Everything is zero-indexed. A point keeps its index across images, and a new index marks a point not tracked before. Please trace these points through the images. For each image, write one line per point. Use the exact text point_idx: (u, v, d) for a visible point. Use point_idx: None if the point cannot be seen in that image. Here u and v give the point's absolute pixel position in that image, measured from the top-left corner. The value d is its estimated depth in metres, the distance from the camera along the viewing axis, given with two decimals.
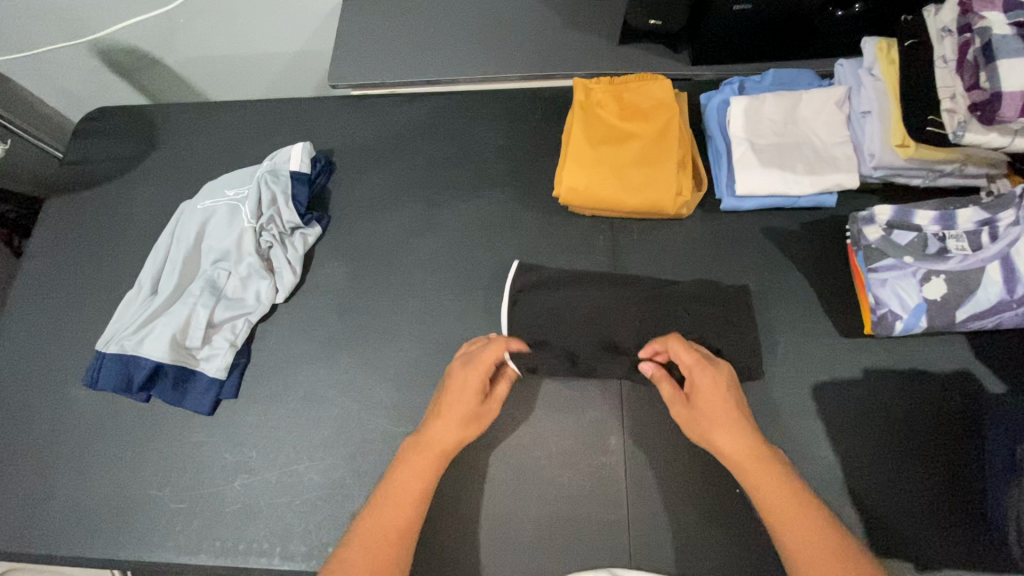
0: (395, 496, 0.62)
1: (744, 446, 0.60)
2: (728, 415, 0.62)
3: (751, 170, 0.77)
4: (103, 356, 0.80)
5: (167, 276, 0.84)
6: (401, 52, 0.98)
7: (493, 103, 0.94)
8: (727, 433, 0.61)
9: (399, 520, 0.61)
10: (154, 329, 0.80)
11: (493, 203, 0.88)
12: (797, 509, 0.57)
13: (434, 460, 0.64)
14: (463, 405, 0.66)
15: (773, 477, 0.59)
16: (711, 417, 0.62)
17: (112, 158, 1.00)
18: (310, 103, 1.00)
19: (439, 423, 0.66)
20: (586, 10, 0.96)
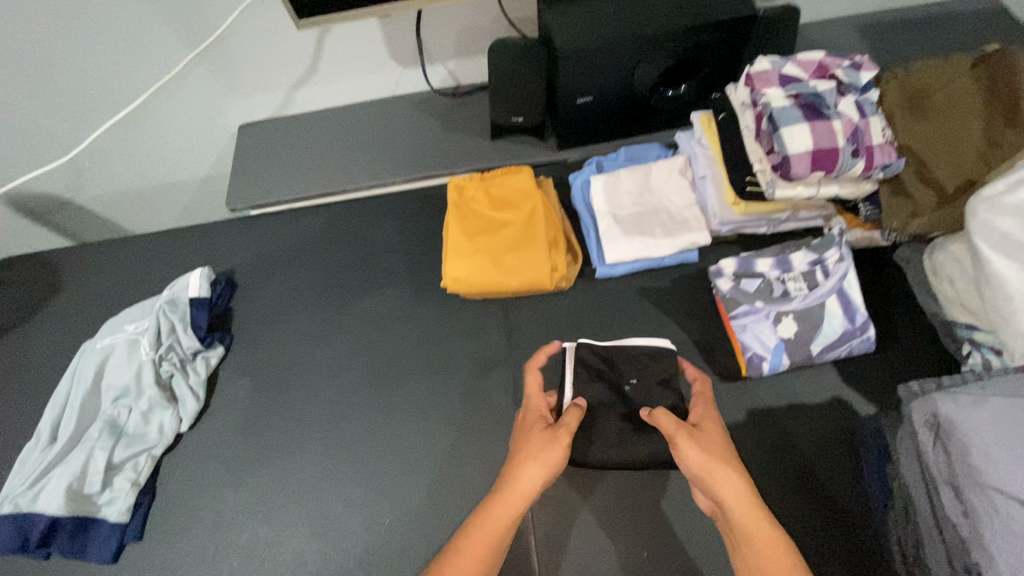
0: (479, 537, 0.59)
1: (746, 500, 0.59)
2: (735, 456, 0.62)
3: (616, 240, 0.84)
4: None
5: (65, 423, 0.83)
6: (294, 169, 1.04)
7: (385, 207, 1.01)
8: (731, 469, 0.60)
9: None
10: (51, 482, 0.78)
11: (390, 299, 0.92)
12: (781, 563, 0.56)
13: (519, 502, 0.61)
14: (542, 435, 0.65)
15: (773, 542, 0.57)
16: (718, 452, 0.62)
17: (13, 309, 1.00)
18: (211, 228, 1.04)
19: (523, 465, 0.62)
20: (459, 114, 1.05)
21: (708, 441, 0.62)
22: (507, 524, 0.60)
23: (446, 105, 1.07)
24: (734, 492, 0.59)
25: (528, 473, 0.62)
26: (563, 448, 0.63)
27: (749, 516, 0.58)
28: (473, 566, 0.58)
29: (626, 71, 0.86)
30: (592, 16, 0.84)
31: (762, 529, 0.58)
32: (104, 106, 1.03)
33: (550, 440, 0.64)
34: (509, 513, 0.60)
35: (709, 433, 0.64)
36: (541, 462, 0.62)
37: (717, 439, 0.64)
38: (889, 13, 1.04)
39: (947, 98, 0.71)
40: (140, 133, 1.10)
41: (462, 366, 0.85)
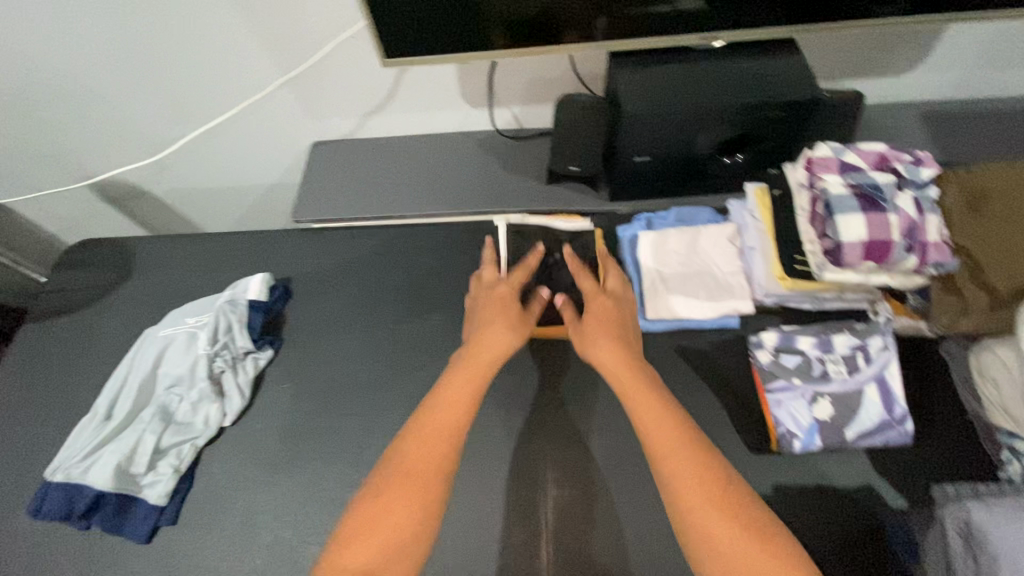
0: (448, 402, 0.72)
1: (620, 356, 0.74)
2: (615, 324, 0.78)
3: (659, 297, 0.88)
4: (49, 485, 0.83)
5: (122, 403, 0.90)
6: (358, 190, 1.11)
7: (438, 235, 1.05)
8: (608, 335, 0.76)
9: (434, 440, 0.69)
10: (103, 456, 0.84)
11: (433, 325, 0.96)
12: (653, 408, 0.68)
13: (482, 369, 0.76)
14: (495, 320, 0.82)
15: (647, 390, 0.70)
16: (597, 332, 0.78)
17: (88, 288, 1.08)
18: (274, 234, 1.10)
19: (481, 341, 0.79)
20: (519, 154, 1.10)
21: (595, 319, 0.79)
22: (470, 390, 0.73)
23: (508, 144, 1.12)
24: (607, 350, 0.75)
25: (485, 346, 0.78)
26: (508, 326, 0.81)
27: (623, 368, 0.73)
28: (447, 424, 0.70)
29: (686, 138, 0.89)
30: (659, 83, 0.88)
31: (638, 382, 0.71)
32: (195, 113, 1.12)
33: (489, 321, 0.82)
34: (466, 392, 0.73)
35: (591, 324, 0.79)
36: (489, 338, 0.79)
37: (603, 312, 0.80)
38: (957, 104, 1.04)
39: (1005, 205, 0.72)
40: (222, 140, 1.19)
41: (494, 401, 0.87)
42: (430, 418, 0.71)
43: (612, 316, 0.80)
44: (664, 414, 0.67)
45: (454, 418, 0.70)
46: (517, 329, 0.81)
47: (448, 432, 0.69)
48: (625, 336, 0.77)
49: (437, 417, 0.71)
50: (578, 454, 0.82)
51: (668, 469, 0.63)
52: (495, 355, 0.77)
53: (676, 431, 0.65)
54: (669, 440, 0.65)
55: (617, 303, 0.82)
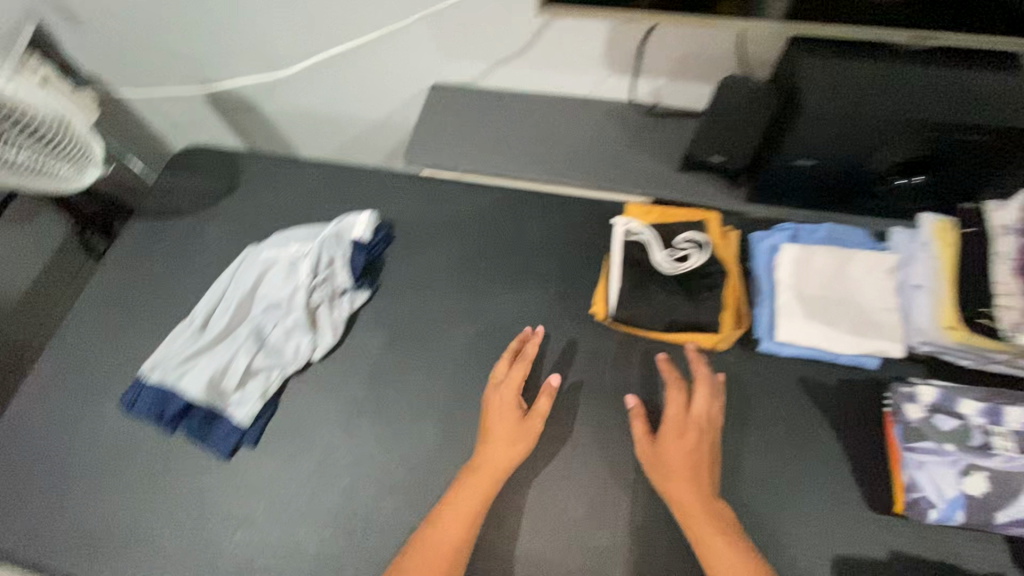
0: (466, 508, 0.71)
1: (692, 501, 0.69)
2: (687, 463, 0.71)
3: (795, 320, 0.78)
4: (145, 383, 0.85)
5: (219, 317, 0.90)
6: (475, 142, 1.05)
7: (552, 204, 0.99)
8: (674, 480, 0.71)
9: (444, 548, 0.69)
10: (198, 366, 0.85)
11: (535, 299, 0.91)
12: (727, 562, 0.65)
13: (490, 480, 0.73)
14: (508, 427, 0.76)
15: (716, 539, 0.66)
16: (673, 465, 0.71)
17: (195, 193, 1.08)
18: (382, 173, 1.06)
19: (488, 448, 0.75)
20: (653, 132, 1.01)
21: (665, 456, 0.72)
22: (475, 502, 0.71)
23: (642, 121, 1.03)
24: (677, 495, 0.70)
25: (491, 454, 0.75)
26: (519, 435, 0.76)
27: (694, 517, 0.68)
28: (450, 539, 0.69)
29: (862, 149, 0.80)
30: (850, 79, 0.77)
31: (705, 527, 0.67)
32: (324, 32, 1.07)
33: (499, 423, 0.77)
34: (460, 521, 0.70)
35: (665, 455, 0.72)
36: (502, 446, 0.75)
37: (672, 448, 0.72)
38: None
39: None
40: (343, 66, 1.14)
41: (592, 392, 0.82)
42: (441, 525, 0.70)
43: (687, 452, 0.72)
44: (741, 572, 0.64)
45: (458, 532, 0.70)
46: (524, 442, 0.76)
47: (456, 537, 0.69)
48: (696, 475, 0.71)
49: (446, 527, 0.70)
50: None
51: None
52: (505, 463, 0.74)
53: None
54: None
55: (697, 433, 0.73)
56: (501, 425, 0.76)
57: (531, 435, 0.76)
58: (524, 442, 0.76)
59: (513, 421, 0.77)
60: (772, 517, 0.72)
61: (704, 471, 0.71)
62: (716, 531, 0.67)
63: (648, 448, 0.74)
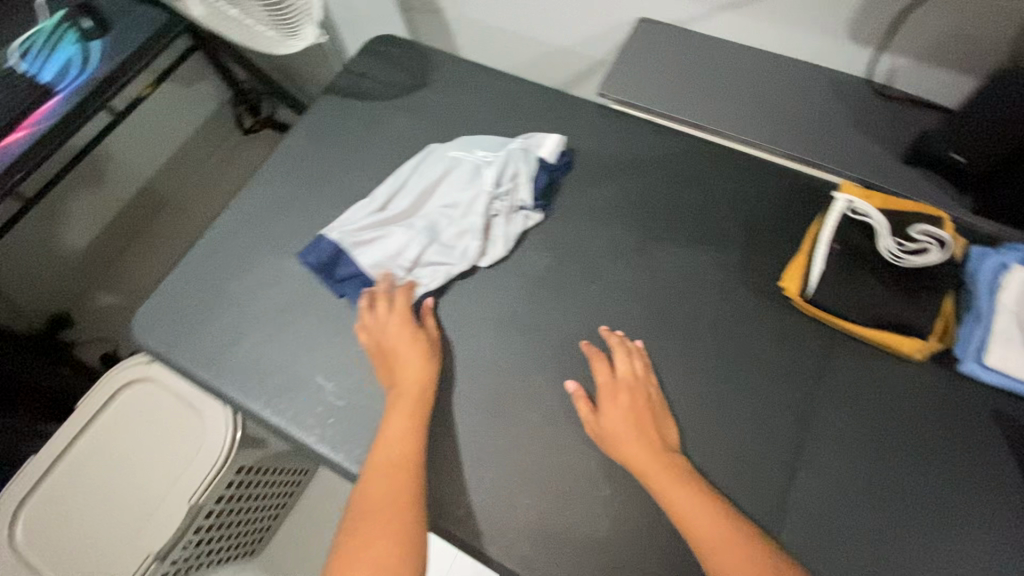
0: (398, 430, 0.74)
1: (647, 458, 0.70)
2: (631, 424, 0.73)
3: (1011, 346, 0.72)
4: (325, 243, 0.89)
5: (400, 200, 0.93)
6: (674, 87, 1.00)
7: (745, 167, 0.93)
8: (629, 444, 0.72)
9: (395, 469, 0.71)
10: (381, 244, 0.89)
11: (714, 259, 0.87)
12: (694, 507, 0.66)
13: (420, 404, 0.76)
14: (411, 347, 0.80)
15: (674, 484, 0.68)
16: (617, 430, 0.73)
17: (383, 80, 1.10)
18: (569, 100, 1.04)
19: (400, 371, 0.79)
20: (876, 115, 0.93)
21: (614, 421, 0.74)
22: (400, 421, 0.75)
23: (865, 101, 0.94)
24: (632, 458, 0.71)
25: (406, 375, 0.78)
26: (410, 348, 0.80)
27: (656, 475, 0.69)
28: (398, 459, 0.72)
29: None
30: None
31: (665, 479, 0.68)
32: None
33: (399, 349, 0.81)
34: (399, 423, 0.75)
35: (612, 418, 0.74)
36: (412, 371, 0.79)
37: (615, 412, 0.74)
38: None
39: None
40: None
41: (758, 367, 0.79)
42: (385, 454, 0.72)
43: (625, 414, 0.74)
44: (708, 513, 0.65)
45: (406, 452, 0.72)
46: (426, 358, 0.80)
47: (405, 463, 0.71)
48: (645, 435, 0.72)
49: (387, 452, 0.72)
50: (839, 461, 0.73)
51: None
52: (419, 386, 0.78)
53: (719, 529, 0.64)
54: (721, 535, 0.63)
55: (630, 399, 0.75)
56: (401, 344, 0.81)
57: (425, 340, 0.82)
58: (434, 352, 0.81)
59: (413, 345, 0.81)
60: (940, 539, 0.68)
61: (649, 429, 0.73)
62: (676, 482, 0.68)
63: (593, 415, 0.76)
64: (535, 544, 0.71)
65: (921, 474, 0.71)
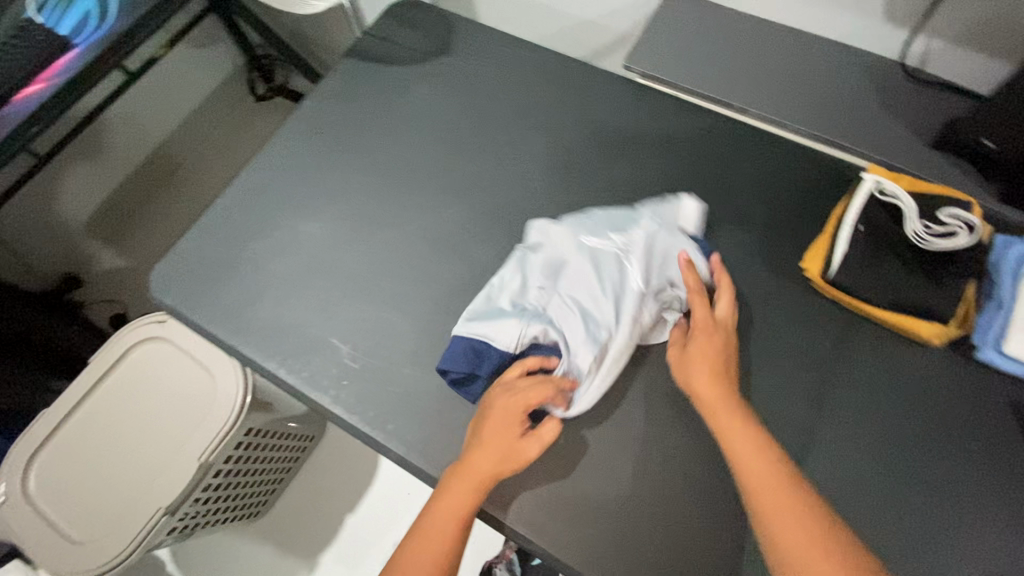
0: (464, 492, 0.67)
1: (720, 395, 0.68)
2: (716, 361, 0.71)
3: None
4: (456, 342, 0.77)
5: (533, 289, 0.79)
6: (703, 63, 0.98)
7: (770, 146, 0.92)
8: (707, 378, 0.70)
9: (447, 525, 0.66)
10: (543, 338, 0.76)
11: (734, 238, 0.86)
12: (752, 457, 0.64)
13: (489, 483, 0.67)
14: (508, 439, 0.69)
15: (738, 427, 0.66)
16: (697, 366, 0.71)
17: (406, 45, 1.08)
18: (595, 72, 1.02)
19: (489, 447, 0.68)
20: (908, 99, 0.91)
21: (699, 353, 0.72)
22: (470, 491, 0.67)
23: (898, 84, 0.92)
24: (706, 392, 0.69)
25: (491, 455, 0.68)
26: (508, 449, 0.68)
27: (721, 411, 0.67)
28: (452, 517, 0.66)
29: None
30: None
31: (728, 418, 0.67)
32: None
33: (496, 436, 0.69)
34: (487, 466, 0.68)
35: (696, 351, 0.72)
36: (501, 456, 0.68)
37: (701, 347, 0.72)
38: None
39: None
40: None
41: (776, 346, 0.78)
42: (444, 503, 0.67)
43: (711, 351, 0.71)
44: (772, 464, 0.63)
45: (460, 511, 0.66)
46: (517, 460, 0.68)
47: (454, 519, 0.66)
48: (726, 374, 0.70)
49: (446, 502, 0.67)
50: (853, 442, 0.73)
51: (766, 529, 0.60)
52: (495, 474, 0.68)
53: (777, 483, 0.62)
54: (775, 489, 0.61)
55: (720, 339, 0.72)
56: (500, 431, 0.69)
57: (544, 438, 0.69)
58: (519, 465, 0.68)
59: (512, 436, 0.69)
60: (948, 521, 0.68)
61: (730, 371, 0.71)
62: (741, 426, 0.66)
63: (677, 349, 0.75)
64: (545, 510, 0.72)
65: (932, 459, 0.71)
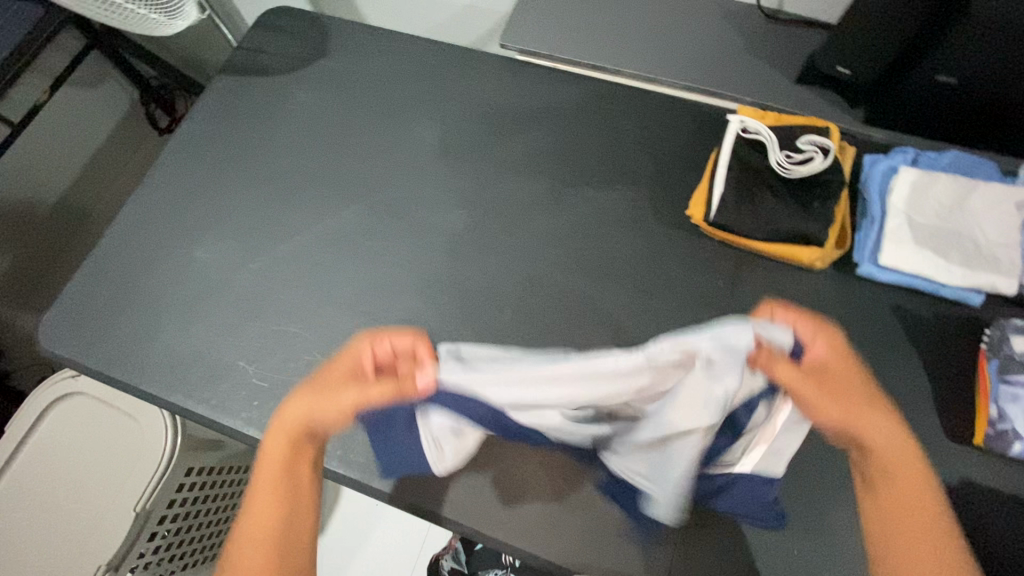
0: (279, 442, 0.57)
1: (896, 439, 0.53)
2: (874, 394, 0.54)
3: (904, 245, 0.76)
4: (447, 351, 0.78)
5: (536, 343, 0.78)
6: (576, 29, 0.98)
7: (651, 103, 0.94)
8: (876, 416, 0.53)
9: (268, 485, 0.56)
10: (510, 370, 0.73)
11: (626, 197, 0.88)
12: (935, 532, 0.50)
13: (307, 432, 0.57)
14: (332, 381, 0.59)
15: (917, 489, 0.52)
16: (856, 399, 0.53)
17: (282, 54, 1.05)
18: (474, 54, 1.02)
19: (306, 392, 0.59)
20: (771, 39, 0.94)
21: (851, 380, 0.54)
22: (291, 440, 0.57)
23: (761, 26, 0.95)
24: (878, 436, 0.53)
25: (308, 399, 0.58)
26: (327, 393, 0.57)
27: (897, 464, 0.52)
28: (269, 473, 0.56)
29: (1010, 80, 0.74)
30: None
31: (908, 476, 0.52)
32: None
33: (325, 378, 0.59)
34: (298, 413, 0.57)
35: (834, 365, 0.55)
36: (319, 396, 0.58)
37: (851, 373, 0.55)
38: None
39: None
40: None
41: (675, 295, 0.80)
42: (265, 460, 0.57)
43: (862, 377, 0.55)
44: (953, 548, 0.49)
45: (280, 467, 0.56)
46: (337, 406, 0.57)
47: (276, 478, 0.56)
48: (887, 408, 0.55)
49: (266, 460, 0.57)
50: None
51: None
52: (308, 420, 0.57)
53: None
54: None
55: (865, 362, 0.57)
56: (325, 374, 0.60)
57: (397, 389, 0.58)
58: (339, 414, 0.57)
59: (337, 381, 0.59)
60: None
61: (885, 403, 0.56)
62: (916, 488, 0.52)
63: (803, 370, 0.54)
64: (472, 492, 0.72)
65: None
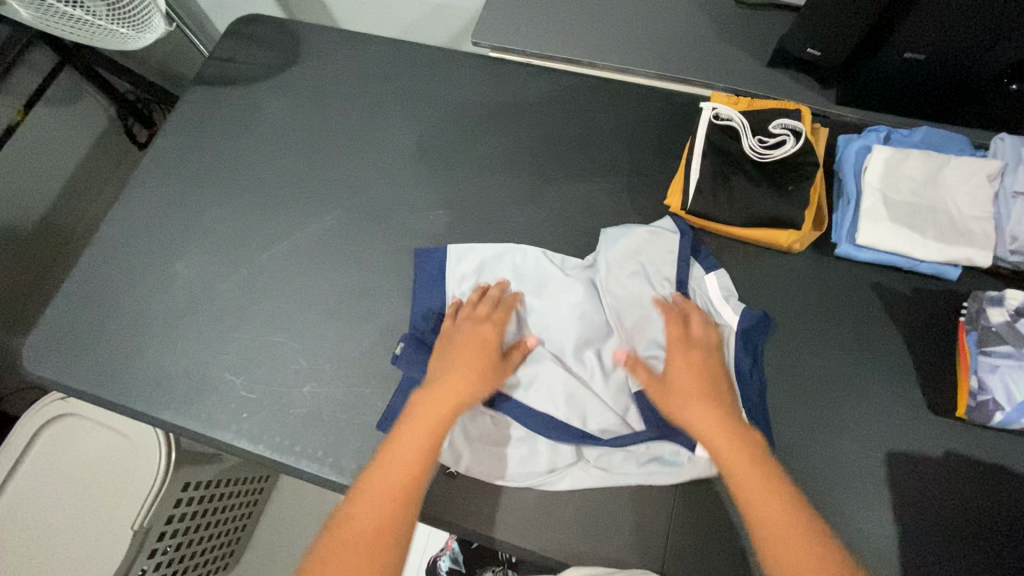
0: (419, 423, 0.64)
1: (716, 420, 0.62)
2: (704, 390, 0.65)
3: (879, 223, 0.75)
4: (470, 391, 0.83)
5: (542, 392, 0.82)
6: (547, 23, 0.98)
7: (625, 95, 0.94)
8: (701, 405, 0.63)
9: (399, 478, 0.61)
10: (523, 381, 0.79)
11: (604, 190, 0.88)
12: (768, 490, 0.58)
13: (446, 414, 0.64)
14: (483, 363, 0.69)
15: (743, 456, 0.60)
16: (686, 387, 0.65)
17: (253, 63, 1.04)
18: (447, 54, 1.01)
19: (456, 379, 0.67)
20: (741, 24, 0.94)
21: (685, 378, 0.66)
22: (441, 416, 0.64)
23: (730, 11, 0.95)
24: (698, 421, 0.63)
25: (458, 386, 0.66)
26: (480, 368, 0.69)
27: (727, 443, 0.61)
28: (409, 454, 0.62)
29: (975, 52, 0.74)
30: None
31: (734, 447, 0.60)
32: None
33: (470, 348, 0.70)
34: (453, 395, 0.66)
35: (676, 358, 0.68)
36: (471, 377, 0.67)
37: (682, 372, 0.67)
38: None
39: None
40: None
41: None
42: (397, 447, 0.63)
43: (698, 373, 0.66)
44: (790, 508, 0.57)
45: (417, 463, 0.62)
46: (488, 377, 0.69)
47: (414, 466, 0.61)
48: (720, 399, 0.64)
49: (402, 442, 0.63)
50: None
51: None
52: (457, 398, 0.66)
53: (797, 537, 0.55)
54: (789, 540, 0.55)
55: (710, 360, 0.68)
56: (473, 351, 0.70)
57: (505, 372, 0.71)
58: (491, 374, 0.69)
59: (489, 357, 0.70)
60: (834, 410, 0.73)
61: (723, 393, 0.65)
62: (751, 457, 0.60)
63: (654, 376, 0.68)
64: (464, 492, 0.73)
65: (812, 356, 0.76)
